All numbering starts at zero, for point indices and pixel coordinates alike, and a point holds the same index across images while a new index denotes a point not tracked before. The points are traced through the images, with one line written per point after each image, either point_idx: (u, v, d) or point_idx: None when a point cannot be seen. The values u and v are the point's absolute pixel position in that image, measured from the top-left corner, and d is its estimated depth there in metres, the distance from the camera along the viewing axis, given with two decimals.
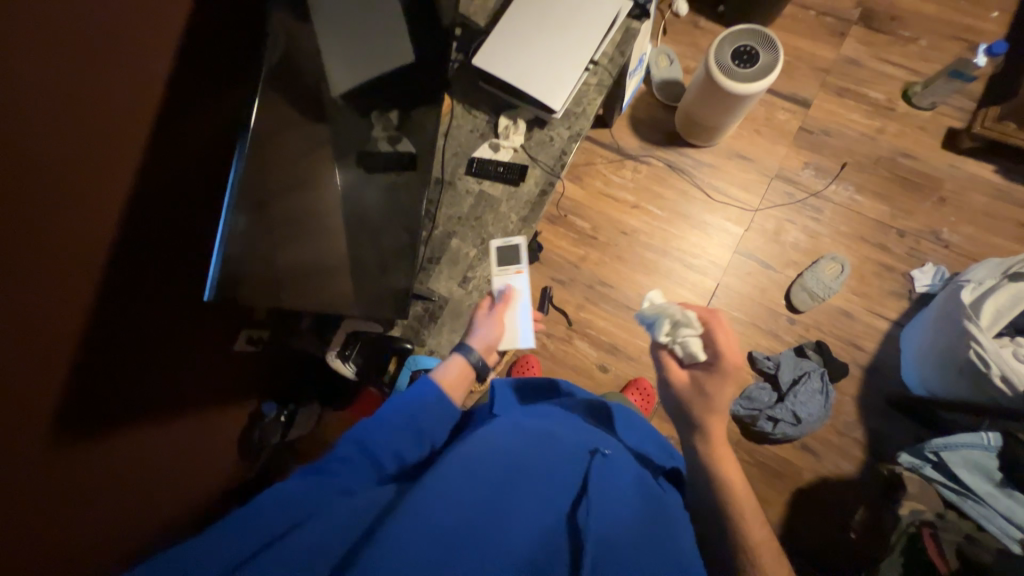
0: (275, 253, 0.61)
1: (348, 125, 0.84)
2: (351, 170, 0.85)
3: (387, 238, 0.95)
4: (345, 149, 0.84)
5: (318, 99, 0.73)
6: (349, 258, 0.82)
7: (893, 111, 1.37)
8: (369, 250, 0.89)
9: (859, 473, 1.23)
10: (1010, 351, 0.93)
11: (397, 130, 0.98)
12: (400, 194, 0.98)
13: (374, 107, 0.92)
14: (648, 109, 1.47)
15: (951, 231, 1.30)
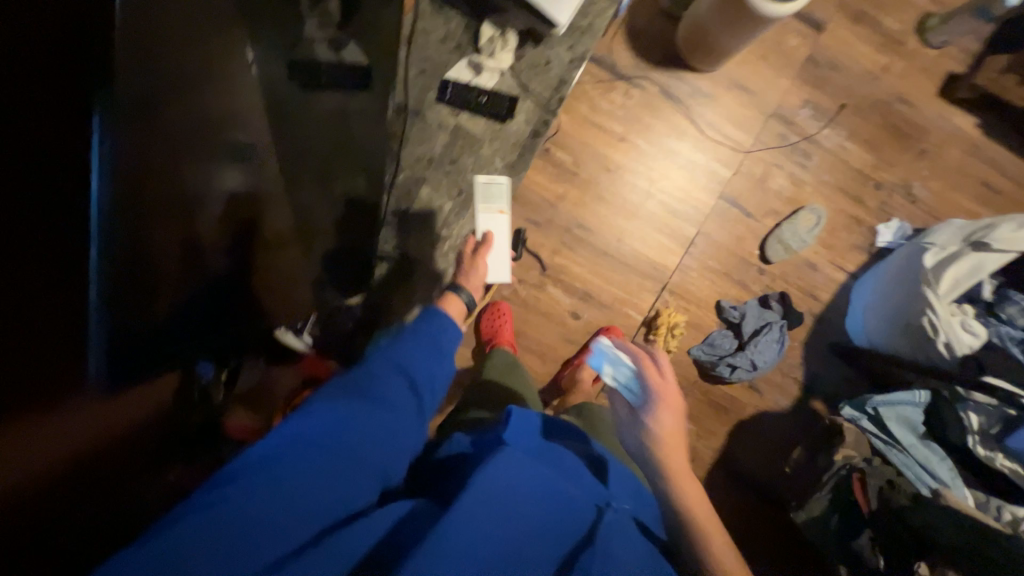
0: (179, 174, 0.46)
1: (276, 25, 0.58)
2: (286, 97, 0.61)
3: (341, 187, 0.75)
4: (275, 60, 0.58)
5: None
6: (287, 191, 0.64)
7: (902, 46, 1.26)
8: (314, 204, 0.70)
9: (794, 410, 1.36)
10: (959, 321, 0.98)
11: (341, 30, 0.70)
12: (354, 127, 0.75)
13: None
14: (649, 16, 1.23)
15: (923, 187, 1.31)
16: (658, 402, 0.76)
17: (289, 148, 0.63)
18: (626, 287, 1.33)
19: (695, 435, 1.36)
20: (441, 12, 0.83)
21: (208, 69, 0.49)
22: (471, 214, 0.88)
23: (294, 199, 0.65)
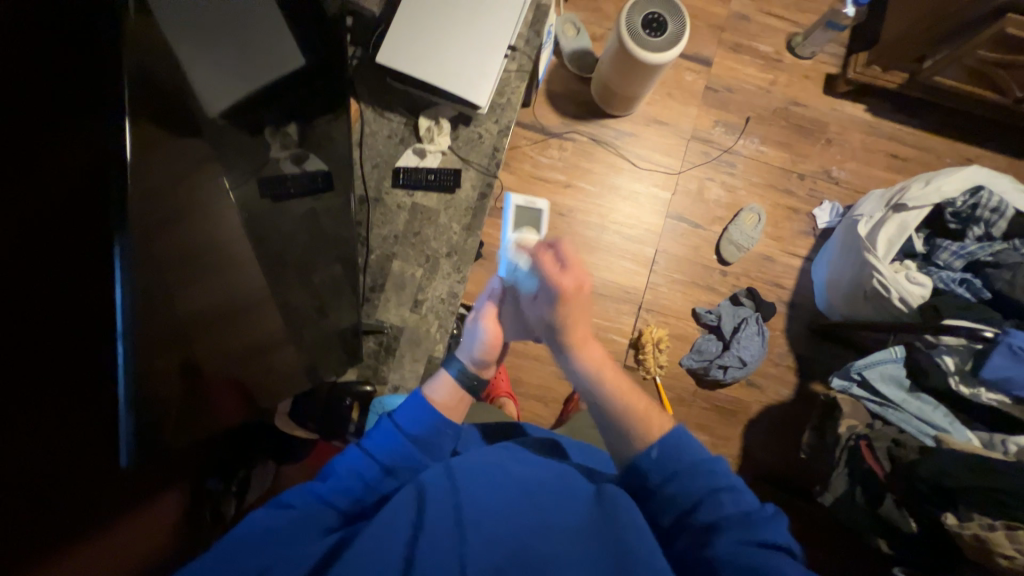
0: (174, 298, 0.52)
1: (247, 156, 0.70)
2: (261, 210, 0.71)
3: (319, 277, 0.84)
4: (248, 182, 0.69)
5: (191, 124, 0.57)
6: (272, 293, 0.71)
7: (781, 62, 1.47)
8: (300, 296, 0.78)
9: (796, 396, 1.39)
10: (904, 275, 1.06)
11: (301, 148, 0.83)
12: (323, 223, 0.86)
13: (267, 123, 0.76)
14: (564, 82, 1.43)
15: (840, 169, 1.46)
16: (572, 335, 0.72)
17: (271, 253, 0.71)
18: (605, 314, 1.40)
19: (709, 443, 1.37)
20: (383, 116, 0.98)
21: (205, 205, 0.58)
22: (441, 276, 0.96)
23: (281, 296, 0.73)
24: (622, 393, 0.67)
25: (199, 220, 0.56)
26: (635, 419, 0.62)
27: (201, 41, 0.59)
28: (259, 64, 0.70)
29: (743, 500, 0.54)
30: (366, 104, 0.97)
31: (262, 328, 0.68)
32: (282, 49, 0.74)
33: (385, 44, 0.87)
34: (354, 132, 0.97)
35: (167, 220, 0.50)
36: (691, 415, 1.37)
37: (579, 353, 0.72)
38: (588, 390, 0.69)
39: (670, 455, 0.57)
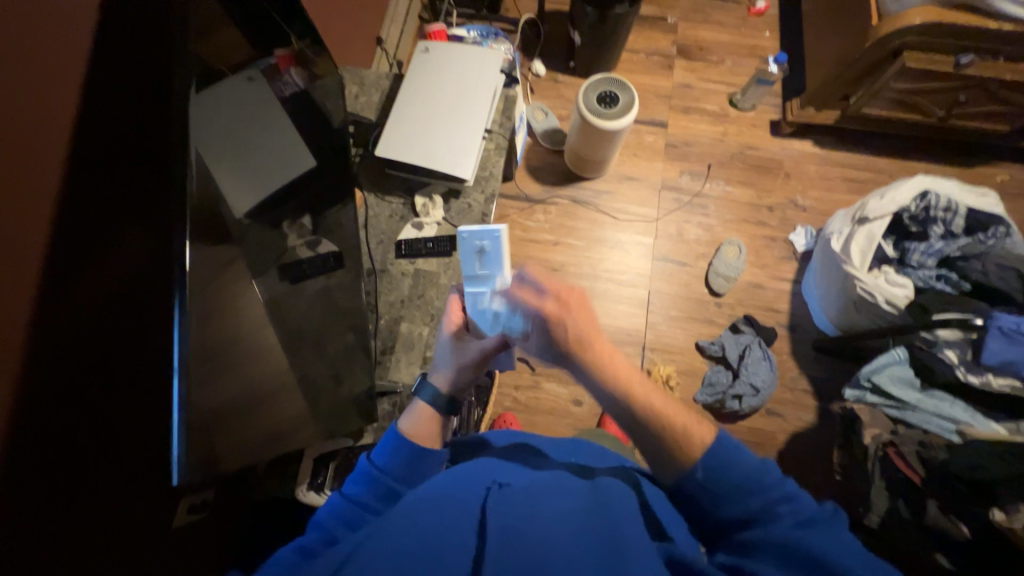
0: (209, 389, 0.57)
1: (264, 244, 0.80)
2: (279, 290, 0.81)
3: (334, 344, 0.91)
4: (267, 268, 0.79)
5: (222, 225, 0.68)
6: (294, 375, 0.78)
7: (728, 116, 1.67)
8: (318, 366, 0.84)
9: (819, 419, 1.36)
10: (884, 279, 1.12)
11: (314, 234, 0.95)
12: (336, 296, 0.95)
13: (285, 217, 0.88)
14: (540, 157, 1.62)
15: (804, 197, 1.58)
16: (582, 353, 0.61)
17: (295, 328, 0.81)
18: None
19: None
20: (383, 200, 1.12)
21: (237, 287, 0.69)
22: None
23: (301, 364, 0.80)
24: (652, 408, 0.58)
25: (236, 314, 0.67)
26: (670, 436, 0.57)
27: (234, 163, 0.72)
28: (277, 172, 0.84)
29: (800, 507, 0.51)
30: (368, 192, 1.12)
31: (281, 405, 0.74)
32: (296, 157, 0.90)
33: (382, 142, 1.04)
34: (359, 215, 1.10)
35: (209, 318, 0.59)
36: None
37: (598, 373, 0.60)
38: (620, 416, 0.60)
39: (715, 464, 0.55)
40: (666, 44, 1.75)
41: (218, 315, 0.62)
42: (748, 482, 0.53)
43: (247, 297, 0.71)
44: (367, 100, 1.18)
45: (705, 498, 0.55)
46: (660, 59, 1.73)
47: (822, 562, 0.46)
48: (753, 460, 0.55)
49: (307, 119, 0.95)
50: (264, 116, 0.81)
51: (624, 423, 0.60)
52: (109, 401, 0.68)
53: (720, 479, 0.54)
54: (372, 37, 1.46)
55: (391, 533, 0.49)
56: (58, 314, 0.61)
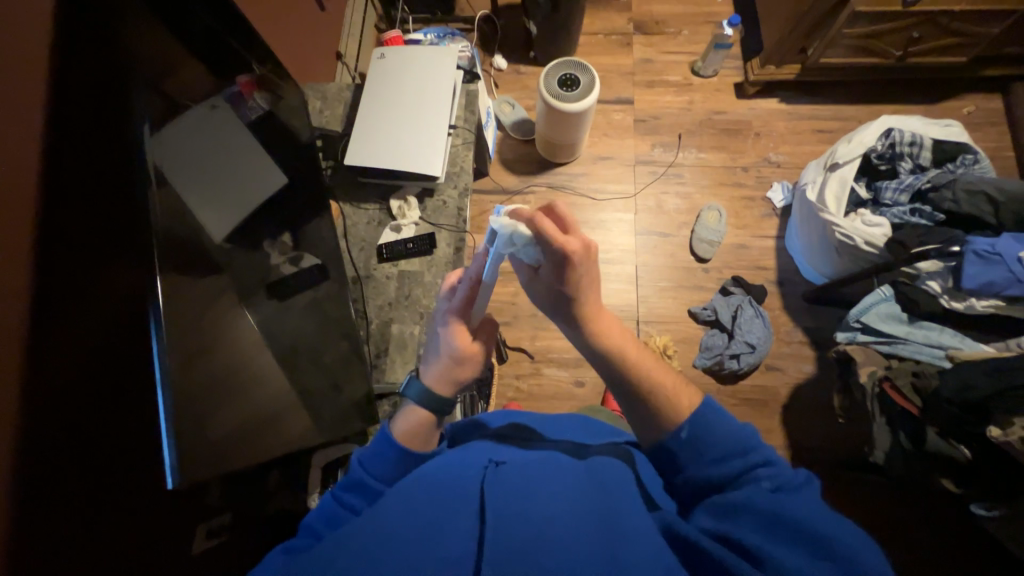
0: (206, 417, 0.59)
1: (250, 265, 0.83)
2: (268, 309, 0.83)
3: (329, 353, 0.92)
4: (254, 289, 0.82)
5: (204, 252, 0.70)
6: (291, 390, 0.80)
7: (692, 84, 1.69)
8: (315, 377, 0.86)
9: (819, 368, 1.37)
10: (861, 221, 1.13)
11: (296, 250, 0.96)
12: (325, 307, 0.97)
13: (265, 237, 0.90)
14: (512, 148, 1.63)
15: (777, 154, 1.59)
16: (587, 311, 0.62)
17: (286, 345, 0.83)
18: None
19: None
20: (360, 208, 1.13)
21: (217, 315, 0.69)
22: None
23: (297, 378, 0.82)
24: (641, 371, 0.63)
25: (223, 343, 0.68)
26: (663, 403, 0.62)
27: (206, 189, 0.74)
28: (250, 192, 0.85)
29: (779, 471, 0.55)
30: (344, 202, 1.13)
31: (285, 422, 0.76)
32: (268, 175, 0.91)
33: (351, 151, 1.05)
34: (338, 225, 1.11)
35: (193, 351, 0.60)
36: None
37: (597, 336, 0.63)
38: (611, 375, 0.64)
39: (700, 436, 0.58)
40: (623, 22, 1.77)
41: (205, 350, 0.63)
42: (729, 458, 0.57)
43: (230, 324, 0.72)
44: (331, 113, 1.20)
45: (689, 468, 0.58)
46: (618, 37, 1.75)
47: (805, 527, 0.48)
48: (732, 428, 0.59)
49: (274, 137, 0.96)
50: (233, 140, 0.83)
51: (616, 380, 0.63)
52: (124, 439, 0.68)
53: (704, 443, 0.58)
54: (332, 52, 1.48)
55: (389, 529, 0.50)
56: (60, 349, 0.62)
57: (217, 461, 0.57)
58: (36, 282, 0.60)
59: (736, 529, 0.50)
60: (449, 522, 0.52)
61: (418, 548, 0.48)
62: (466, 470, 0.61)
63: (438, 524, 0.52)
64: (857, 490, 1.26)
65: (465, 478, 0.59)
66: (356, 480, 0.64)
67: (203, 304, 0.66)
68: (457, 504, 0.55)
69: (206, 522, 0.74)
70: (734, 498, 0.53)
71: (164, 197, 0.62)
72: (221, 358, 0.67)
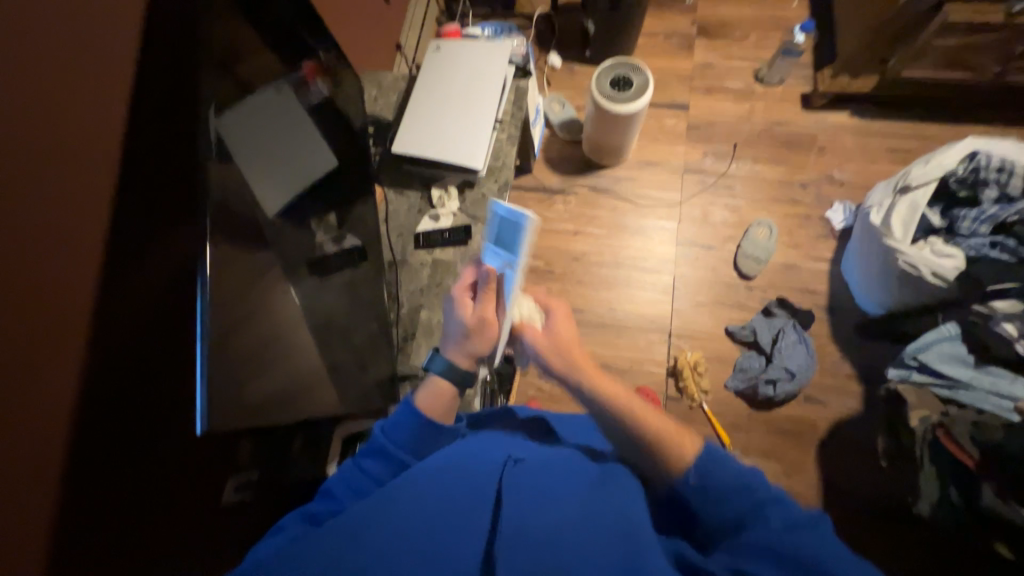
0: (242, 378, 0.63)
1: (298, 241, 0.88)
2: (310, 284, 0.88)
3: (359, 331, 0.96)
4: (298, 264, 0.87)
5: (257, 224, 0.75)
6: (325, 363, 0.84)
7: (754, 93, 1.61)
8: (346, 351, 0.91)
9: (864, 404, 1.27)
10: (930, 251, 1.04)
11: (340, 230, 1.01)
12: (361, 287, 1.01)
13: (312, 215, 0.94)
14: (559, 148, 1.62)
15: (841, 172, 1.49)
16: (576, 357, 0.75)
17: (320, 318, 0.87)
18: (636, 346, 1.40)
19: (781, 471, 1.25)
20: (403, 195, 1.16)
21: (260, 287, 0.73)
22: None
23: (332, 352, 0.87)
24: (640, 420, 0.65)
25: (266, 313, 0.73)
26: (663, 446, 0.62)
27: (266, 167, 0.79)
28: (301, 174, 0.89)
29: (785, 506, 0.54)
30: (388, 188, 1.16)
31: (321, 393, 0.81)
32: (322, 156, 0.95)
33: (399, 140, 1.08)
34: (380, 211, 1.15)
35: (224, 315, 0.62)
36: (750, 441, 1.27)
37: (590, 388, 0.70)
38: (611, 430, 0.67)
39: (707, 472, 0.58)
40: (686, 25, 1.71)
41: (245, 318, 0.67)
42: (738, 493, 0.56)
43: (272, 295, 0.76)
44: (385, 101, 1.24)
45: (700, 504, 0.57)
46: (680, 40, 1.69)
47: (815, 566, 0.47)
48: (739, 467, 0.59)
49: (330, 120, 1.01)
50: (294, 123, 0.88)
51: (612, 430, 0.67)
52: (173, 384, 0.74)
53: (713, 483, 0.57)
54: (392, 43, 1.53)
55: (404, 513, 0.51)
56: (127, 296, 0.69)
57: (246, 419, 0.61)
58: (106, 249, 0.66)
59: (744, 561, 0.50)
60: (462, 515, 0.52)
61: (432, 537, 0.49)
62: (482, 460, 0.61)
63: (450, 511, 0.52)
64: (894, 543, 1.17)
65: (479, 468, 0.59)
66: (381, 450, 0.66)
67: (248, 272, 0.70)
68: (472, 492, 0.55)
69: (234, 478, 0.78)
70: (744, 531, 0.53)
71: (219, 171, 0.64)
72: (260, 322, 0.71)
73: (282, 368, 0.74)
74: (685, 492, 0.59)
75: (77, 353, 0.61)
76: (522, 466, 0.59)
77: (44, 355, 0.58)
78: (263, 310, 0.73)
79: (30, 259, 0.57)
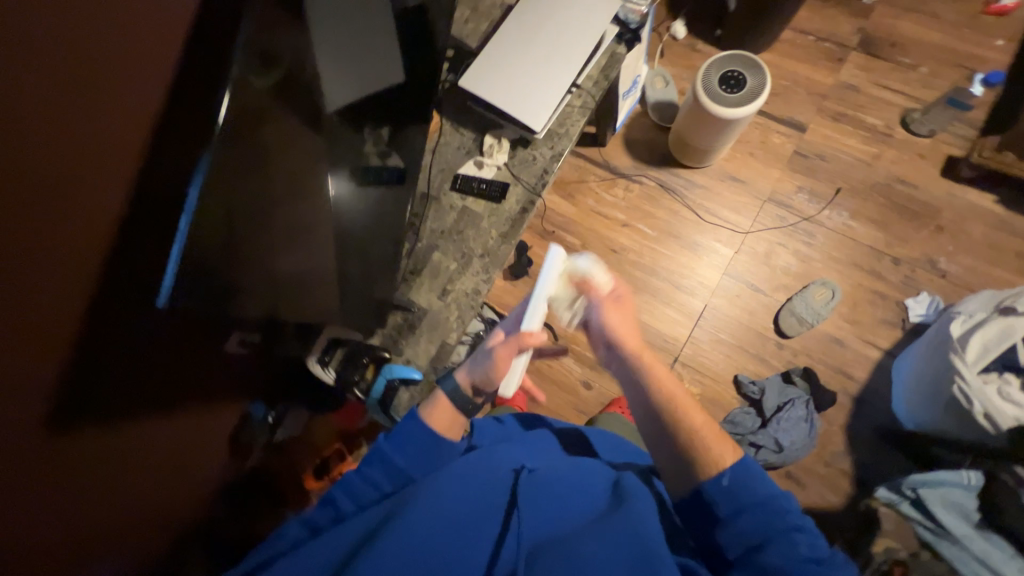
0: (257, 254, 0.67)
1: (350, 147, 0.91)
2: (346, 189, 0.90)
3: (374, 249, 0.98)
4: (341, 167, 0.89)
5: (317, 113, 0.78)
6: (336, 268, 0.88)
7: (891, 136, 1.36)
8: (356, 267, 0.93)
9: (845, 506, 1.19)
10: (995, 389, 0.90)
11: (387, 146, 1.01)
12: (387, 209, 1.01)
13: (365, 122, 0.94)
14: (643, 130, 1.49)
15: (949, 261, 1.27)
16: (633, 344, 0.79)
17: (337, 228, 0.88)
18: None
19: None
20: (458, 131, 1.13)
21: (295, 178, 0.74)
22: (471, 273, 1.05)
23: (342, 264, 0.90)
24: (686, 412, 0.68)
25: (290, 207, 0.74)
26: (700, 445, 0.64)
27: (337, 60, 0.79)
28: (367, 82, 0.89)
29: (801, 540, 0.55)
30: (446, 119, 1.13)
31: (314, 297, 0.84)
32: (389, 68, 0.93)
33: (469, 73, 1.03)
34: (431, 140, 1.12)
35: (232, 181, 0.58)
36: None
37: (647, 371, 0.75)
38: (660, 414, 0.69)
39: (737, 485, 0.59)
40: (849, 31, 1.43)
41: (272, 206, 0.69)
42: (758, 512, 0.57)
43: (295, 192, 0.74)
44: (475, 28, 1.17)
45: (716, 525, 0.59)
46: (831, 47, 1.43)
47: None
48: (763, 490, 0.59)
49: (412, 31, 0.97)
50: (378, 27, 0.86)
51: (662, 427, 0.68)
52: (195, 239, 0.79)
53: (741, 491, 0.59)
54: None
55: (427, 509, 0.55)
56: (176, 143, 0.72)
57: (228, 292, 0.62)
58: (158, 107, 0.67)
59: None
60: (475, 516, 0.57)
61: (453, 538, 0.54)
62: (491, 464, 0.66)
63: (465, 511, 0.57)
64: None
65: (490, 471, 0.64)
66: (378, 455, 0.68)
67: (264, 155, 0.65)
68: (488, 497, 0.60)
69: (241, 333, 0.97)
70: (761, 556, 0.55)
71: (291, 42, 0.65)
72: (271, 214, 0.69)
73: (298, 260, 0.78)
74: (712, 492, 0.60)
75: (106, 229, 0.65)
76: (533, 476, 0.63)
77: (80, 197, 0.61)
78: (274, 203, 0.69)
79: (78, 135, 0.59)
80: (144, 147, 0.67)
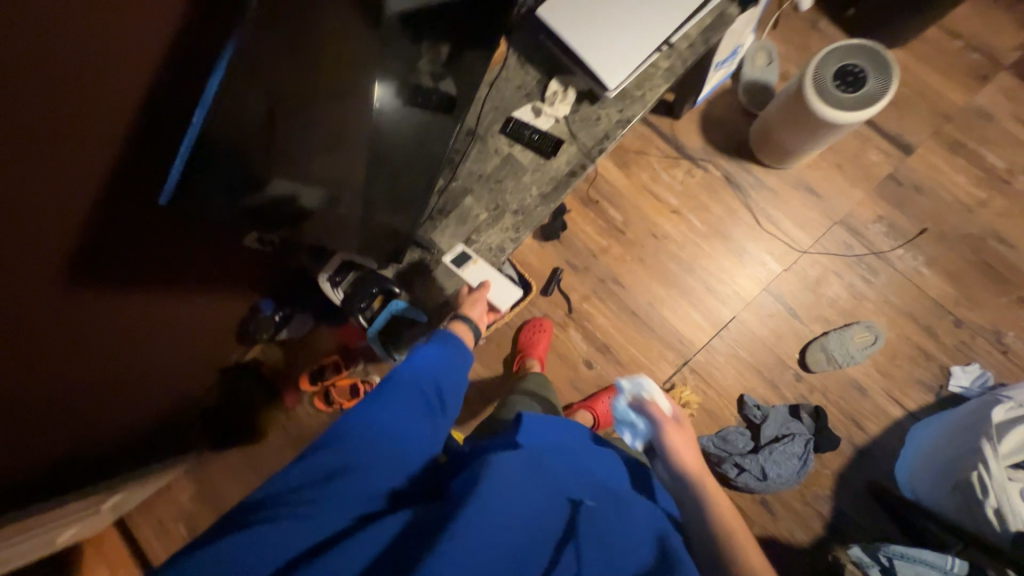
0: (275, 162, 0.65)
1: (404, 57, 0.79)
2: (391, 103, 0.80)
3: (406, 178, 0.91)
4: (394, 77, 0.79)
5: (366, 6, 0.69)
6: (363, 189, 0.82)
7: (1007, 184, 1.18)
8: (386, 190, 0.88)
9: (810, 546, 1.18)
10: (1017, 488, 0.83)
11: (444, 67, 0.88)
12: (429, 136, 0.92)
13: (424, 33, 0.81)
14: (726, 110, 1.33)
15: (1017, 337, 1.14)
16: (692, 466, 0.74)
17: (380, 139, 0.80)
18: (646, 350, 1.33)
19: None
20: (523, 68, 1.00)
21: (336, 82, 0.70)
22: (499, 227, 0.99)
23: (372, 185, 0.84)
24: (745, 555, 0.61)
25: (325, 108, 0.69)
26: None
27: None
28: None
29: None
30: (513, 51, 1.00)
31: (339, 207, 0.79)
32: None
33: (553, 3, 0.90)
34: (491, 71, 1.00)
35: (256, 74, 0.58)
36: None
37: (710, 492, 0.69)
38: (704, 537, 0.64)
39: None
40: (1006, 46, 1.20)
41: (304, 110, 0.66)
42: None
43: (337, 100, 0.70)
44: None
45: None
46: (979, 61, 1.21)
47: None
48: None
49: None
50: None
51: (706, 543, 0.64)
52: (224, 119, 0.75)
53: None
54: None
55: (481, 535, 0.44)
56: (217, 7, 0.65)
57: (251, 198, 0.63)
58: None
59: None
60: (528, 544, 0.47)
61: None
62: (543, 474, 0.55)
63: (518, 542, 0.46)
64: None
65: (544, 484, 0.53)
66: (399, 439, 0.56)
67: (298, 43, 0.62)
68: (541, 521, 0.50)
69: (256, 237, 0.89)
70: None
71: None
72: (306, 111, 0.66)
73: (329, 170, 0.74)
74: None
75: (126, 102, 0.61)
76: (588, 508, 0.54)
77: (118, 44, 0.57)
78: (311, 101, 0.66)
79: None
80: (179, 19, 0.61)
